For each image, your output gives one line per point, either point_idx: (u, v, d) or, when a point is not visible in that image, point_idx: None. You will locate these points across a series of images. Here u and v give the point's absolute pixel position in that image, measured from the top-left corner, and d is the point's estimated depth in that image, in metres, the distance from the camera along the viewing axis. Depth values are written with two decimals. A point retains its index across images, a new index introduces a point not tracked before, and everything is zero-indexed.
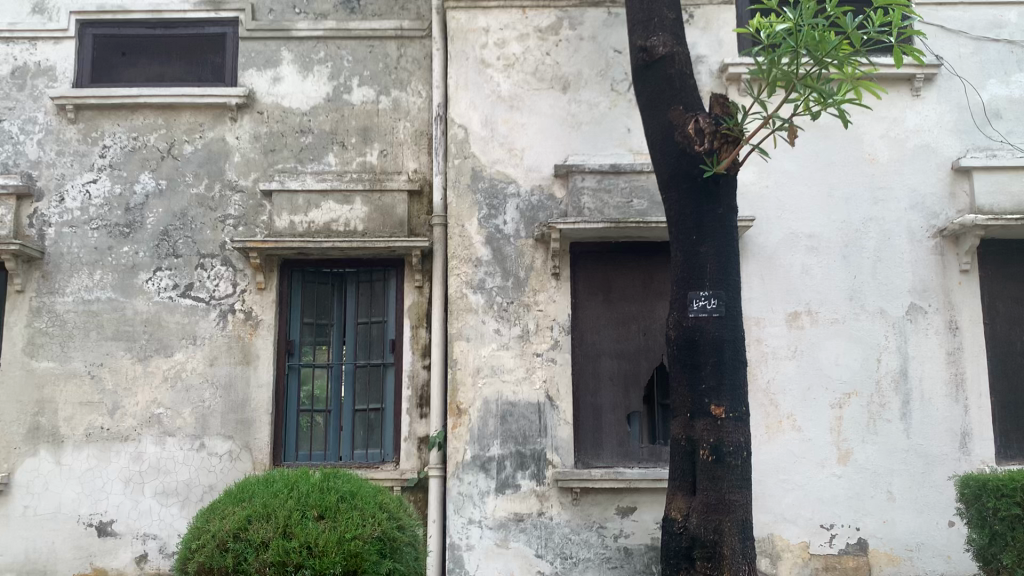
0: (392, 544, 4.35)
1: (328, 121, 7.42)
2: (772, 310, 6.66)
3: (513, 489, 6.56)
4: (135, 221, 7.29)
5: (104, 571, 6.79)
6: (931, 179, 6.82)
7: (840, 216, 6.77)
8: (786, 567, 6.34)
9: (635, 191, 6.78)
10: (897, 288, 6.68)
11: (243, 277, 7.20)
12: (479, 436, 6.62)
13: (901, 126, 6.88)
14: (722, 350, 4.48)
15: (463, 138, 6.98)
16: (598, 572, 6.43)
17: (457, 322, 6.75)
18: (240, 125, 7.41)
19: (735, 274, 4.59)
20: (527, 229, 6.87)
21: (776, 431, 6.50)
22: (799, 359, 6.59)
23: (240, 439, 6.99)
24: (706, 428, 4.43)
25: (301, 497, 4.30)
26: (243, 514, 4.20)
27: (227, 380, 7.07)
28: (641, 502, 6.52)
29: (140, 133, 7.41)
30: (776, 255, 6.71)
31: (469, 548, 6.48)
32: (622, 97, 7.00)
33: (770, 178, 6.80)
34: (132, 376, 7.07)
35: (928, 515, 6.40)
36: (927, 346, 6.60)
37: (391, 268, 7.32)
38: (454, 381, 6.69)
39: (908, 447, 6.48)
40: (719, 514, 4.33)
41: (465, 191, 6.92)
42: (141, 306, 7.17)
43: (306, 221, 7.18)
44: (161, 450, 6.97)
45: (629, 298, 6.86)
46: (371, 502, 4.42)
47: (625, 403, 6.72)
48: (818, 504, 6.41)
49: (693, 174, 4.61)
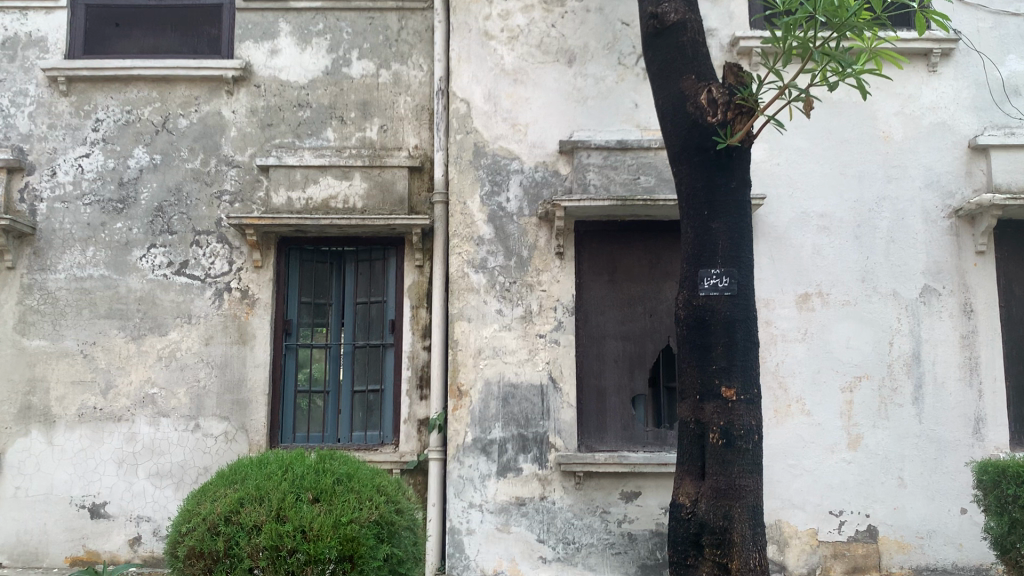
0: (390, 528, 4.20)
1: (326, 94, 7.22)
2: (782, 291, 6.49)
3: (515, 473, 6.41)
4: (128, 197, 7.11)
5: (96, 554, 6.65)
6: (947, 157, 6.62)
7: (853, 195, 6.58)
8: (793, 554, 6.19)
9: (642, 168, 6.58)
10: (910, 269, 6.50)
11: (239, 255, 7.02)
12: (480, 418, 6.46)
13: (916, 103, 6.68)
14: (733, 330, 4.30)
15: (465, 113, 6.79)
16: (601, 558, 6.29)
17: (458, 302, 6.59)
18: (237, 98, 7.21)
19: (748, 252, 4.41)
20: (531, 207, 6.68)
21: (785, 415, 6.34)
22: (809, 342, 6.43)
23: (236, 419, 6.83)
24: (716, 410, 4.26)
25: (296, 479, 4.13)
26: (235, 496, 4.04)
27: (223, 360, 6.91)
28: (645, 486, 6.38)
29: (134, 106, 7.22)
30: (786, 234, 6.53)
31: (469, 532, 6.33)
32: (629, 71, 6.80)
33: (781, 156, 6.61)
34: (125, 356, 6.91)
35: (939, 502, 6.25)
36: (941, 330, 6.43)
37: (391, 247, 7.14)
38: (455, 362, 6.52)
39: (920, 432, 6.32)
40: (729, 500, 4.16)
41: (467, 167, 6.73)
42: (135, 284, 7.00)
43: (304, 198, 6.99)
44: (155, 431, 6.82)
45: (635, 279, 6.69)
46: (369, 485, 4.26)
47: (629, 386, 6.56)
48: (827, 490, 6.26)
49: (705, 146, 4.43)
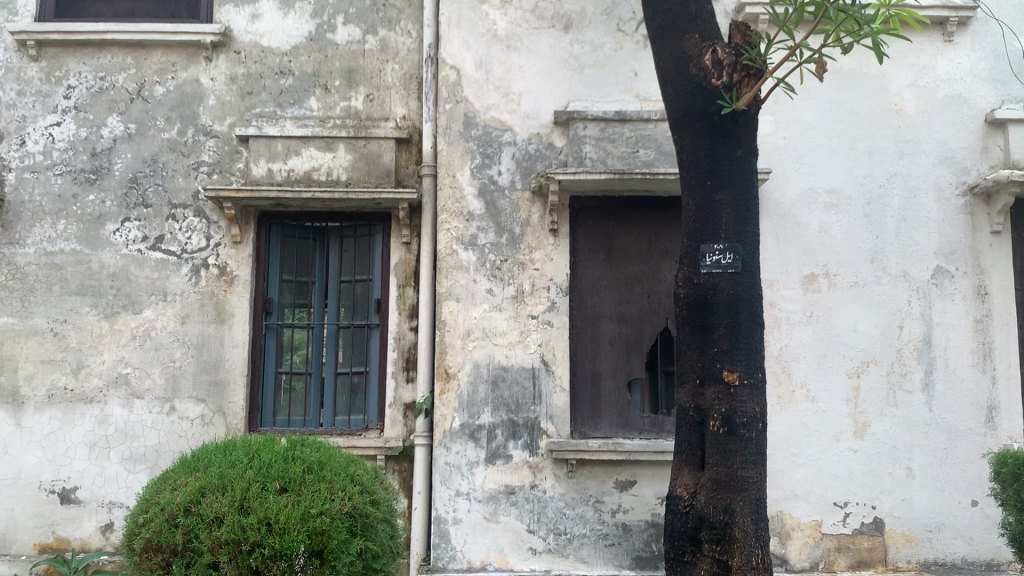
0: (364, 520, 3.90)
1: (309, 62, 6.86)
2: (786, 272, 6.17)
3: (504, 460, 6.11)
4: (101, 167, 6.76)
5: (66, 541, 6.36)
6: (962, 132, 6.28)
7: (863, 171, 6.25)
8: (796, 547, 5.90)
9: (641, 141, 6.24)
10: (922, 249, 6.18)
11: (217, 230, 6.69)
12: (468, 403, 6.15)
13: (931, 75, 6.33)
14: (738, 310, 3.98)
15: (455, 80, 6.44)
16: (594, 550, 6.00)
17: (446, 280, 6.26)
18: (215, 65, 6.86)
19: (753, 226, 4.09)
20: (523, 181, 6.34)
21: (788, 401, 6.05)
22: (815, 324, 6.12)
23: (213, 402, 6.52)
24: (718, 396, 3.94)
25: (263, 467, 3.82)
26: (195, 485, 3.72)
27: (200, 340, 6.59)
28: (641, 475, 6.08)
29: (108, 72, 6.86)
30: (792, 212, 6.20)
31: (456, 522, 6.03)
32: (629, 39, 6.44)
33: (788, 129, 6.27)
34: (98, 334, 6.59)
35: (949, 493, 5.96)
36: (954, 314, 6.12)
37: (377, 223, 6.81)
38: (442, 344, 6.20)
39: (929, 420, 6.02)
40: (730, 493, 3.86)
41: (456, 139, 6.39)
42: (108, 259, 6.67)
43: (285, 170, 6.66)
44: (128, 414, 6.51)
45: (632, 258, 6.37)
46: (343, 475, 3.95)
47: (625, 370, 6.25)
48: (831, 480, 5.97)
49: (709, 111, 4.08)
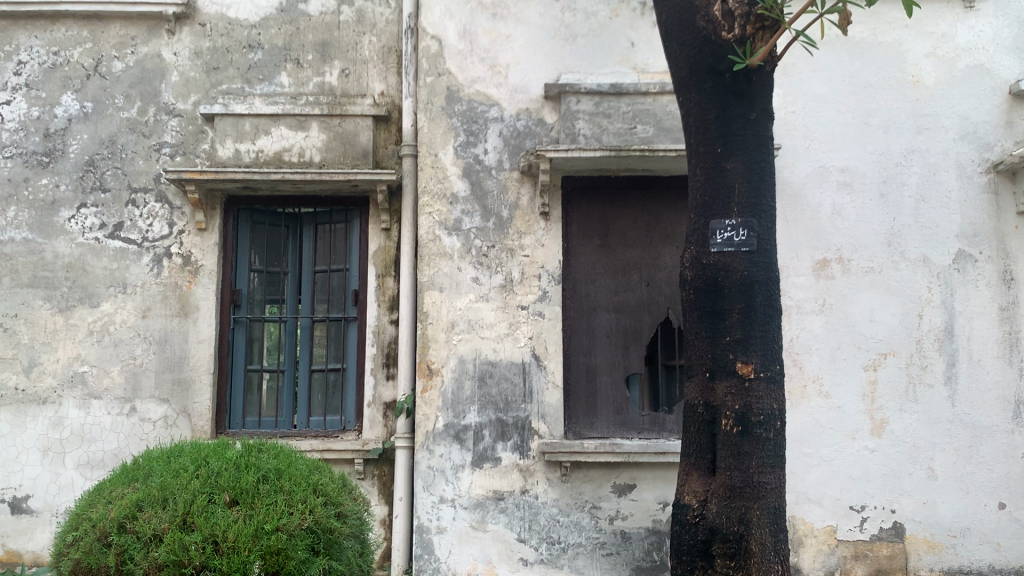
0: (329, 537, 3.40)
1: (280, 34, 6.35)
2: (796, 257, 5.71)
3: (492, 463, 5.62)
4: (55, 149, 6.24)
5: (17, 555, 5.84)
6: (985, 105, 5.82)
7: (878, 147, 5.79)
8: (809, 555, 5.45)
9: (639, 116, 5.78)
10: (942, 232, 5.71)
11: (180, 216, 6.19)
12: (453, 401, 5.66)
13: (950, 43, 5.86)
14: (752, 293, 3.50)
15: (436, 52, 5.95)
16: (590, 560, 5.53)
17: (428, 269, 5.77)
18: (178, 38, 6.34)
19: (769, 198, 3.61)
20: (512, 160, 5.86)
21: (800, 396, 5.58)
22: (827, 314, 5.65)
23: (177, 402, 6.02)
24: (730, 391, 3.46)
25: (211, 476, 3.32)
26: (131, 498, 3.23)
27: (162, 335, 6.09)
28: (641, 478, 5.61)
29: (62, 47, 6.33)
30: (801, 193, 5.74)
31: (440, 531, 5.55)
32: (624, 6, 5.95)
33: (797, 103, 5.81)
34: (52, 330, 6.08)
35: (974, 495, 5.50)
36: (978, 301, 5.66)
37: (354, 208, 6.32)
38: (424, 338, 5.71)
39: (952, 417, 5.57)
40: (745, 501, 3.38)
41: (439, 115, 5.90)
42: (62, 248, 6.15)
43: (253, 150, 6.17)
44: (85, 416, 5.99)
45: (630, 243, 5.90)
46: (305, 485, 3.44)
47: (623, 364, 5.78)
48: (847, 482, 5.51)
49: (720, 69, 3.61)
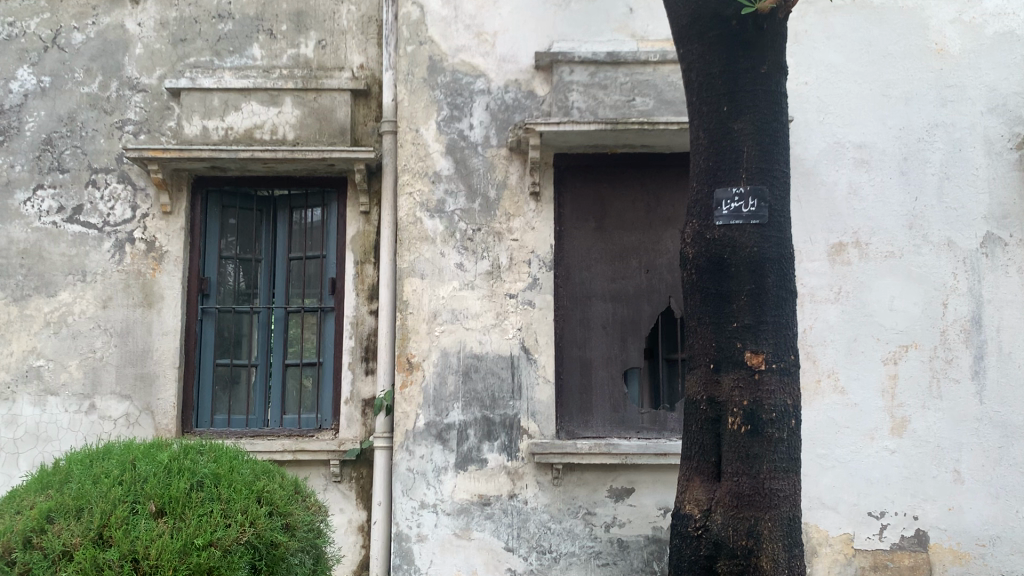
0: (272, 552, 3.00)
1: (251, 3, 5.90)
2: (809, 241, 5.25)
3: (477, 465, 5.17)
4: (10, 127, 5.81)
5: None
6: (1015, 75, 5.34)
7: (899, 122, 5.31)
8: (824, 565, 4.98)
9: (638, 87, 5.33)
10: (969, 213, 5.24)
11: (144, 199, 5.75)
12: (435, 398, 5.21)
13: (977, 8, 5.39)
14: (764, 272, 3.04)
15: (418, 19, 5.50)
16: (584, 571, 5.07)
17: (408, 254, 5.33)
18: (143, 8, 5.90)
19: (782, 164, 3.15)
20: (499, 135, 5.40)
21: (813, 392, 5.12)
22: (843, 303, 5.18)
23: (139, 399, 5.58)
24: (738, 385, 3.00)
25: (136, 483, 2.90)
26: (42, 508, 2.80)
27: (124, 327, 5.65)
28: (640, 482, 5.15)
29: (18, 17, 5.90)
30: (815, 170, 5.28)
31: (420, 539, 5.10)
32: None
33: (810, 73, 5.34)
34: (5, 321, 5.64)
35: (1006, 501, 5.02)
36: (1008, 289, 5.18)
37: (331, 190, 5.86)
38: (404, 329, 5.26)
39: (980, 415, 5.09)
40: (754, 511, 2.91)
41: (420, 87, 5.45)
42: (16, 233, 5.71)
43: (222, 127, 5.72)
44: (40, 414, 5.55)
45: (628, 227, 5.44)
46: (247, 493, 3.03)
47: (621, 358, 5.32)
48: (865, 486, 5.04)
49: (725, 15, 3.16)
